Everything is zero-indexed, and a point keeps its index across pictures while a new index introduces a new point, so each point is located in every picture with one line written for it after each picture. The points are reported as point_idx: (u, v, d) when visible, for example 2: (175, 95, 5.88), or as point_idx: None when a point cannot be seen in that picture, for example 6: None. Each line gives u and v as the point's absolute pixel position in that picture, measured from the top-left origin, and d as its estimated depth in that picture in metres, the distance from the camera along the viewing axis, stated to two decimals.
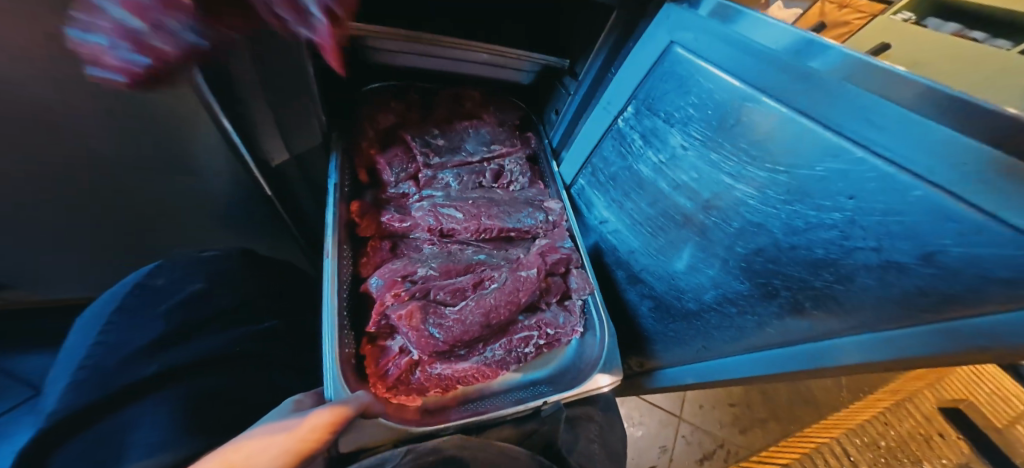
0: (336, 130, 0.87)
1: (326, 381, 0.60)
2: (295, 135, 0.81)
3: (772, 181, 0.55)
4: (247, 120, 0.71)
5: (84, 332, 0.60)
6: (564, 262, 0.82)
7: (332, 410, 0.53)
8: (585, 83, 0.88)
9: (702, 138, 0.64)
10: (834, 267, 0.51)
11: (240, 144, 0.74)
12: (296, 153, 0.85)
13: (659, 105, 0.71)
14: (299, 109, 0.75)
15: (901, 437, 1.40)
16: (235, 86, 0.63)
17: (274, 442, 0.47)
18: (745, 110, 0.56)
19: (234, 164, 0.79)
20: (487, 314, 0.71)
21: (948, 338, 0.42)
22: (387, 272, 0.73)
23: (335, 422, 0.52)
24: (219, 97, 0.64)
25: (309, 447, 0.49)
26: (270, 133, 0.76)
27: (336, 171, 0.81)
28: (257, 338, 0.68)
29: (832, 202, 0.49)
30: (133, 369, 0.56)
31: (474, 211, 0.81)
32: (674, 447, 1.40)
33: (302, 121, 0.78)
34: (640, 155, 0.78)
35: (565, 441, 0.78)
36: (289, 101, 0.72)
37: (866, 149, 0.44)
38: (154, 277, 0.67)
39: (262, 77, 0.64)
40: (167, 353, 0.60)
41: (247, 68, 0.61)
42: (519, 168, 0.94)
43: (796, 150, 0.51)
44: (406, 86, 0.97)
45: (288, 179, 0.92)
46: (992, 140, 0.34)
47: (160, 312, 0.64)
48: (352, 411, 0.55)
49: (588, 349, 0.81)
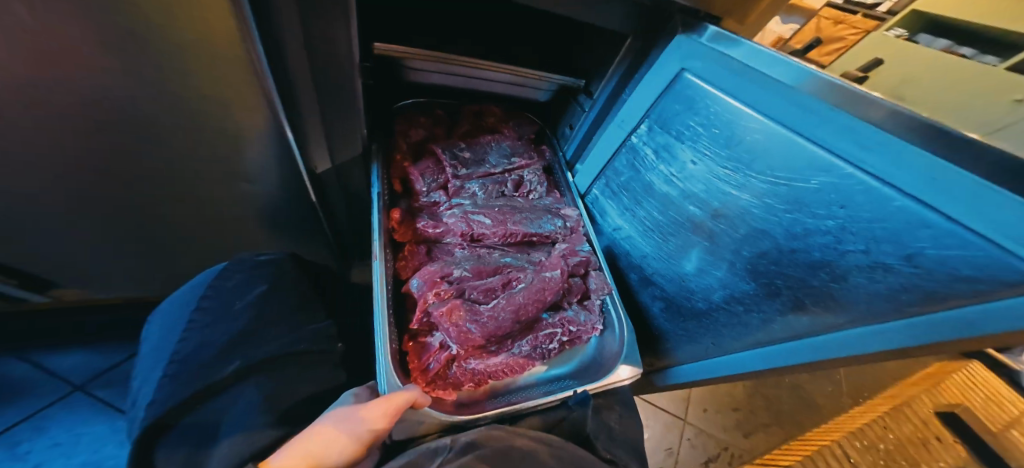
0: (376, 143, 0.93)
1: (380, 375, 0.65)
2: (340, 148, 0.84)
3: (773, 192, 0.64)
4: (300, 131, 0.75)
5: (161, 327, 0.64)
6: (585, 265, 0.92)
7: (386, 403, 0.57)
8: (600, 101, 0.95)
9: (710, 153, 0.72)
10: (830, 268, 0.59)
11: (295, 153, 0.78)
12: (337, 164, 0.88)
13: (671, 124, 0.79)
14: (347, 121, 0.78)
15: (900, 441, 1.48)
16: (296, 100, 0.69)
17: (342, 432, 0.54)
18: (748, 130, 0.65)
19: (283, 172, 0.81)
20: (516, 311, 0.78)
21: (929, 326, 0.49)
22: (427, 273, 0.78)
23: (390, 415, 0.57)
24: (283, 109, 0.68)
25: (372, 434, 0.56)
26: (317, 143, 0.80)
27: (379, 182, 0.86)
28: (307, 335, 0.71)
29: (826, 211, 0.57)
30: (209, 363, 0.58)
31: (501, 218, 0.89)
32: (680, 448, 1.46)
33: (347, 132, 0.81)
34: (652, 168, 0.86)
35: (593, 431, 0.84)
36: (340, 116, 0.77)
37: (854, 166, 0.52)
38: (225, 279, 0.69)
39: (315, 82, 0.67)
40: (237, 347, 0.61)
41: (308, 81, 0.66)
42: (537, 178, 1.01)
43: (795, 165, 0.59)
44: (432, 103, 1.04)
45: (329, 193, 0.96)
46: (962, 163, 0.41)
47: (240, 310, 0.65)
48: (404, 404, 0.60)
49: (608, 344, 0.89)
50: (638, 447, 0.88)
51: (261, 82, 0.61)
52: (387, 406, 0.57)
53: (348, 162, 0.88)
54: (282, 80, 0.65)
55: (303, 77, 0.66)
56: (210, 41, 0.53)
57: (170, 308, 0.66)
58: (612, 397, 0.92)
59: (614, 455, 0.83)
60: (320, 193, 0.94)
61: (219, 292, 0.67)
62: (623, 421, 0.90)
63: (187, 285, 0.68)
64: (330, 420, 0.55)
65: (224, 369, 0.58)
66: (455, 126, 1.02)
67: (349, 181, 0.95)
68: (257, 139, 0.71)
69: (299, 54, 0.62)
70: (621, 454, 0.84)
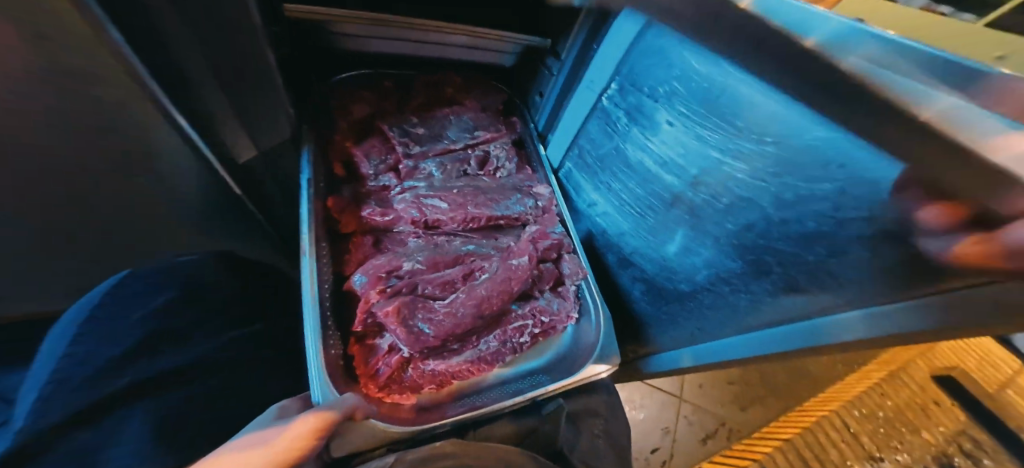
0: (308, 124, 0.81)
1: (313, 385, 0.59)
2: (266, 133, 0.73)
3: (760, 154, 0.54)
4: (207, 118, 0.63)
5: (53, 340, 0.58)
6: (556, 248, 0.83)
7: (317, 416, 0.53)
8: (567, 62, 0.83)
9: (688, 113, 0.61)
10: (828, 240, 0.50)
11: (201, 143, 0.66)
12: (265, 150, 0.76)
13: (643, 81, 0.68)
14: (263, 101, 0.66)
15: (897, 407, 1.42)
16: (192, 83, 0.56)
17: (253, 455, 0.45)
18: (728, 82, 0.54)
19: (196, 168, 0.70)
20: (479, 305, 0.71)
21: (932, 310, 0.41)
22: (371, 267, 0.70)
23: (321, 427, 0.52)
24: (170, 92, 0.55)
25: (293, 453, 0.48)
26: (238, 134, 0.69)
27: (310, 166, 0.76)
28: (230, 344, 0.66)
29: (822, 173, 0.48)
30: (103, 381, 0.55)
31: (459, 201, 0.79)
32: (677, 428, 1.42)
33: (270, 118, 0.70)
34: (626, 134, 0.75)
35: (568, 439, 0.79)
36: (255, 96, 0.65)
37: (854, 116, 0.43)
38: (125, 286, 0.65)
39: (221, 73, 0.57)
40: (140, 362, 0.59)
41: (198, 60, 0.53)
42: (505, 153, 0.91)
43: (782, 121, 0.50)
44: (379, 74, 0.93)
45: (262, 186, 0.87)
46: None
47: (135, 321, 0.62)
48: (338, 415, 0.55)
49: (584, 333, 0.82)
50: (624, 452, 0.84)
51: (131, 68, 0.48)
52: (317, 421, 0.52)
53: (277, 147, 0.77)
54: (177, 80, 0.55)
55: (202, 69, 0.55)
56: (60, 58, 0.43)
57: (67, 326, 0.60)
58: (596, 400, 0.86)
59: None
60: (251, 185, 0.84)
61: (113, 299, 0.62)
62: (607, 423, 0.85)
63: (84, 296, 0.63)
64: (247, 439, 0.48)
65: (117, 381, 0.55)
66: (408, 99, 0.91)
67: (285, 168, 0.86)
68: (153, 135, 0.59)
69: (192, 45, 0.51)
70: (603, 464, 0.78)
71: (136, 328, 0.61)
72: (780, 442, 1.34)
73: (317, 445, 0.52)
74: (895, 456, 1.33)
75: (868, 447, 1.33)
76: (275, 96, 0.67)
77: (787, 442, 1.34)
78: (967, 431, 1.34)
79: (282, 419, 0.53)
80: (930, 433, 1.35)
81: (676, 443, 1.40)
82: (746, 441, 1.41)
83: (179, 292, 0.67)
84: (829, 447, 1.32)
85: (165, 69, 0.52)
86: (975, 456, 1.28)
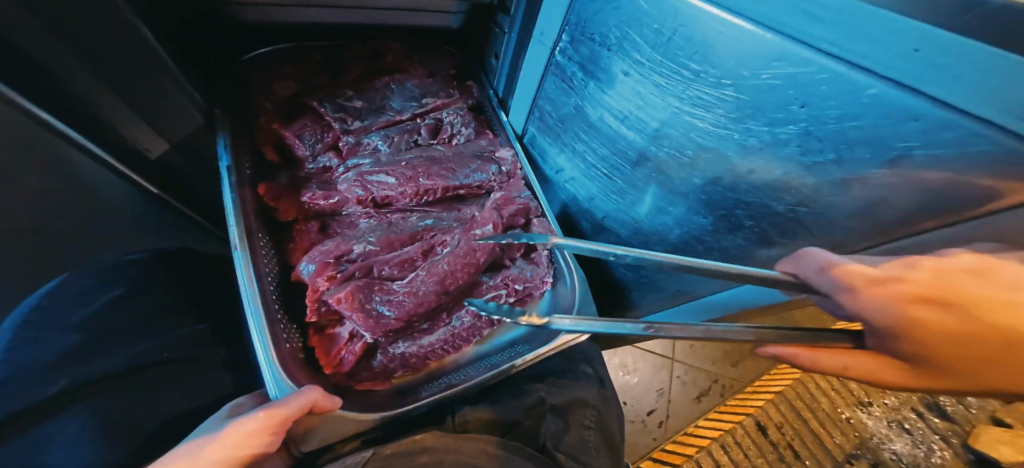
0: (221, 107, 0.76)
1: (268, 381, 0.56)
2: (163, 119, 0.72)
3: (719, 99, 0.50)
4: (88, 107, 0.64)
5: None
6: (524, 213, 0.79)
7: (266, 414, 0.48)
8: (518, 16, 0.78)
9: (643, 61, 0.57)
10: (796, 188, 0.47)
11: (83, 139, 0.67)
12: (177, 141, 0.77)
13: (593, 29, 0.63)
14: (153, 87, 0.67)
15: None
16: (58, 76, 0.57)
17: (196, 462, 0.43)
18: (678, 19, 0.49)
19: (97, 165, 0.71)
20: (442, 281, 0.68)
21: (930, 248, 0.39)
22: (318, 254, 0.69)
23: (272, 426, 0.48)
24: (25, 89, 0.56)
25: (242, 455, 0.46)
26: (127, 118, 0.69)
27: (229, 153, 0.71)
28: (181, 344, 0.63)
29: (785, 114, 0.44)
30: (40, 387, 0.54)
31: (409, 173, 0.78)
32: (671, 388, 1.43)
33: (169, 106, 0.71)
34: (584, 91, 0.71)
35: (553, 433, 0.79)
36: (140, 79, 0.65)
37: (812, 48, 0.39)
38: (68, 286, 0.65)
39: (88, 57, 0.58)
40: (81, 365, 0.57)
41: (53, 46, 0.54)
42: (460, 119, 0.90)
43: (740, 60, 0.45)
44: (305, 46, 0.88)
45: (185, 177, 0.85)
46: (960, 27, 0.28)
47: (77, 321, 0.61)
48: (294, 411, 0.50)
49: (561, 298, 0.78)
50: (613, 443, 0.82)
51: None
52: (267, 419, 0.48)
53: (190, 133, 0.78)
54: (36, 75, 0.56)
55: (57, 52, 0.55)
56: None
57: (13, 333, 0.60)
58: (586, 391, 0.84)
59: (582, 461, 0.76)
60: (171, 184, 0.85)
61: (52, 301, 0.63)
62: (598, 411, 0.83)
63: (21, 306, 0.63)
64: (189, 449, 0.44)
65: (49, 388, 0.54)
66: (342, 73, 0.87)
67: (212, 162, 0.86)
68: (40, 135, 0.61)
69: (36, 30, 0.52)
70: (591, 458, 0.77)
71: (77, 329, 0.60)
72: (772, 394, 1.37)
73: (273, 442, 0.49)
74: (884, 400, 1.37)
75: (858, 393, 1.38)
76: (158, 76, 0.66)
77: (778, 394, 1.37)
78: None
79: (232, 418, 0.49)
80: None
81: (670, 403, 1.41)
82: (739, 396, 1.44)
83: (131, 288, 0.66)
84: (820, 396, 1.37)
85: (12, 62, 0.53)
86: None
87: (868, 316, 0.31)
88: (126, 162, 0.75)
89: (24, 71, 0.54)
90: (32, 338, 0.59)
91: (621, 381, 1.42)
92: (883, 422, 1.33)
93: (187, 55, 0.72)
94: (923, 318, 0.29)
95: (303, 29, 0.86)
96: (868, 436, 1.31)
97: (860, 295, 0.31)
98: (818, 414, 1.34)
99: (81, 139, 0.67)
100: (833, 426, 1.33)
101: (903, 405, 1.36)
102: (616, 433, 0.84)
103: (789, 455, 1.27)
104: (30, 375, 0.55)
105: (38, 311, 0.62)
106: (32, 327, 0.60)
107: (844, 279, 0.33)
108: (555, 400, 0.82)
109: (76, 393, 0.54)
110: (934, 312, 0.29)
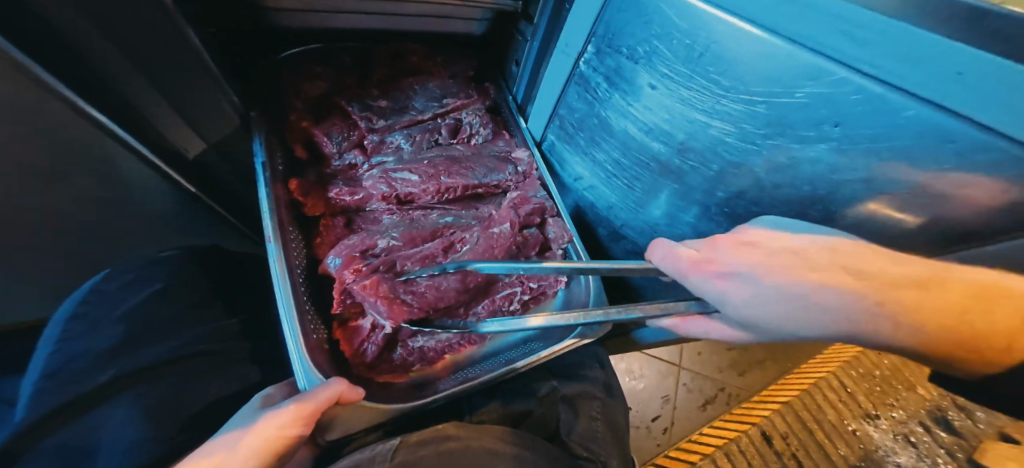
0: (257, 110, 0.79)
1: (297, 370, 0.57)
2: (203, 118, 0.72)
3: (750, 114, 0.50)
4: (129, 105, 0.63)
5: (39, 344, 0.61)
6: (539, 212, 0.81)
7: (296, 404, 0.49)
8: (542, 25, 0.79)
9: (669, 73, 0.57)
10: (823, 205, 0.48)
11: (129, 136, 0.66)
12: (213, 142, 0.78)
13: (621, 41, 0.63)
14: (190, 82, 0.66)
15: (893, 366, 1.48)
16: (104, 75, 0.57)
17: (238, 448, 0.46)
18: (711, 36, 0.50)
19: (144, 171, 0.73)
20: (462, 278, 0.71)
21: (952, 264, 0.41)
22: (344, 248, 0.70)
23: (303, 416, 0.49)
24: (73, 86, 0.56)
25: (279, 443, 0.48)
26: (165, 111, 0.67)
27: (263, 149, 0.73)
28: (215, 337, 0.65)
29: (816, 132, 0.45)
30: (89, 377, 0.56)
31: (430, 172, 0.79)
32: (676, 395, 1.42)
33: (208, 103, 0.71)
34: (606, 101, 0.71)
35: (564, 421, 0.80)
36: (182, 77, 0.64)
37: (850, 70, 0.39)
38: (108, 282, 0.66)
39: (135, 57, 0.58)
40: (124, 356, 0.59)
41: (99, 45, 0.54)
42: (479, 120, 0.91)
43: (772, 77, 0.46)
44: (334, 48, 0.89)
45: (218, 177, 0.85)
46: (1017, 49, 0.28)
47: (118, 315, 0.63)
48: (322, 402, 0.51)
49: (576, 295, 0.80)
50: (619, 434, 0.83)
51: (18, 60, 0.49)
52: (298, 411, 0.49)
53: (225, 136, 0.78)
54: (83, 70, 0.55)
55: (101, 45, 0.54)
56: None
57: (65, 326, 0.62)
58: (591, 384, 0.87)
59: (591, 450, 0.76)
60: (206, 184, 0.85)
61: (99, 295, 0.65)
62: (603, 403, 0.85)
63: (68, 300, 0.65)
64: (231, 436, 0.48)
65: (99, 377, 0.56)
66: (367, 73, 0.89)
67: (244, 163, 0.87)
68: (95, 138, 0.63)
69: (90, 32, 0.52)
70: (600, 447, 0.76)
71: (121, 323, 0.62)
72: (778, 405, 1.38)
73: (303, 432, 0.50)
74: (891, 413, 1.38)
75: (865, 405, 1.39)
76: (198, 78, 0.66)
77: (784, 405, 1.38)
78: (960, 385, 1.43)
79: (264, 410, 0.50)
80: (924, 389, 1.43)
81: (676, 410, 1.39)
82: (745, 405, 1.41)
83: (169, 282, 0.68)
84: (826, 407, 1.37)
85: (64, 59, 0.53)
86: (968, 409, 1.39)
87: (706, 292, 0.42)
88: (165, 160, 0.74)
89: (72, 68, 0.54)
90: (84, 330, 0.61)
91: (627, 386, 1.41)
92: (889, 435, 1.34)
93: (223, 58, 0.72)
94: (733, 287, 0.40)
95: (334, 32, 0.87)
96: (873, 448, 1.31)
97: (688, 275, 0.43)
98: (823, 425, 1.34)
99: (125, 136, 0.66)
100: (839, 437, 1.33)
101: (910, 419, 1.37)
102: (623, 428, 0.85)
103: (793, 464, 1.28)
104: (81, 365, 0.57)
105: (85, 306, 0.63)
106: (71, 321, 0.62)
107: (678, 265, 0.44)
108: (565, 390, 0.85)
109: (123, 380, 0.56)
110: (744, 283, 0.39)
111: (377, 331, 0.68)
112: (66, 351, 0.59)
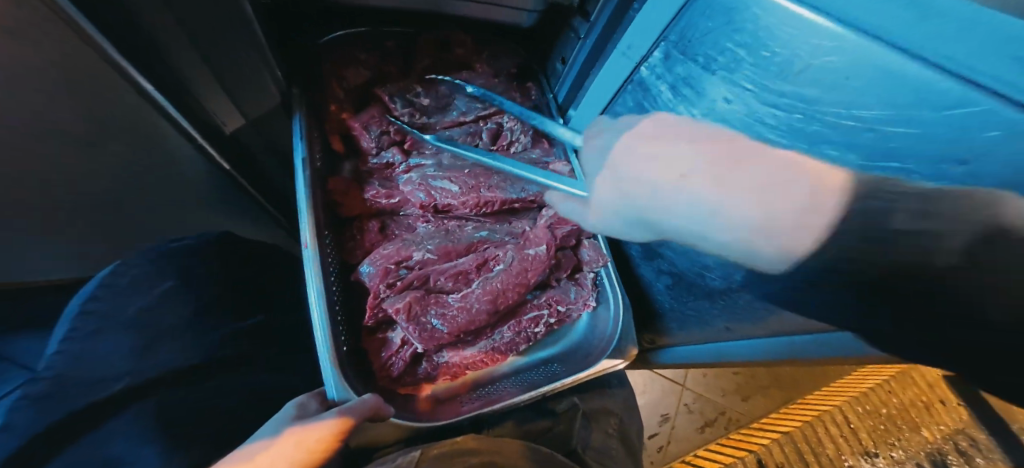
0: (297, 86, 0.75)
1: (327, 380, 0.57)
2: (244, 93, 0.68)
3: (845, 140, 0.45)
4: (178, 75, 0.59)
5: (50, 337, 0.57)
6: (575, 234, 0.77)
7: (337, 418, 0.50)
8: (599, 23, 0.75)
9: (752, 86, 0.53)
10: None
11: (178, 116, 0.62)
12: (252, 119, 0.75)
13: (696, 48, 0.59)
14: (237, 51, 0.61)
15: (901, 405, 1.36)
16: (160, 41, 0.54)
17: (280, 456, 0.44)
18: (812, 51, 0.45)
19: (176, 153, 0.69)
20: (494, 300, 0.69)
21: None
22: (379, 258, 0.69)
23: (342, 430, 0.49)
24: (126, 53, 0.51)
25: (317, 457, 0.47)
26: (210, 91, 0.64)
27: (304, 142, 0.68)
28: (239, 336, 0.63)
29: (929, 171, 0.37)
30: None
31: (471, 182, 0.75)
32: (676, 414, 1.40)
33: (254, 81, 0.67)
34: (669, 111, 0.67)
35: (581, 437, 0.78)
36: (236, 55, 0.61)
37: (996, 99, 0.31)
38: (118, 276, 0.59)
39: (186, 24, 0.53)
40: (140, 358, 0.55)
41: (157, 8, 0.50)
42: (520, 126, 0.85)
43: (885, 102, 0.40)
44: (379, 32, 0.85)
45: (253, 153, 0.81)
46: None
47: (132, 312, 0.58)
48: (358, 417, 0.52)
49: (601, 323, 0.76)
50: (635, 453, 0.83)
51: (81, 32, 0.45)
52: (338, 424, 0.49)
53: (264, 113, 0.75)
54: (137, 37, 0.52)
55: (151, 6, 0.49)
56: None
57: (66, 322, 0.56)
58: (610, 400, 0.86)
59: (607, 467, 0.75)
60: (241, 160, 0.81)
61: (107, 292, 0.57)
62: (620, 420, 0.85)
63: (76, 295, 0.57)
64: (262, 447, 0.45)
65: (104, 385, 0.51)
66: (412, 64, 0.85)
67: (278, 142, 0.83)
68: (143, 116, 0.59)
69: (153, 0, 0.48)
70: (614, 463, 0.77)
71: (132, 327, 0.56)
72: (778, 434, 1.33)
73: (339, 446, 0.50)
74: (890, 452, 1.29)
75: (865, 442, 1.30)
76: (249, 56, 0.62)
77: (784, 435, 1.32)
78: (965, 431, 1.31)
79: (301, 421, 0.49)
80: (930, 433, 1.31)
81: (674, 429, 1.39)
82: (744, 431, 1.39)
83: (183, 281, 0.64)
84: (826, 441, 1.30)
85: (120, 24, 0.49)
86: (969, 455, 1.26)
87: None
88: (205, 135, 0.70)
89: (131, 38, 0.51)
90: (92, 330, 0.53)
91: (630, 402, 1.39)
92: None
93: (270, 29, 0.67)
94: None
95: (379, 13, 0.83)
96: None
97: None
98: (820, 460, 1.27)
99: (172, 111, 0.61)
100: None
101: (908, 460, 1.28)
102: (638, 447, 0.85)
103: None
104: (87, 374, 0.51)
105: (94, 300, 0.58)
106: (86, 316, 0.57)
107: None
108: (585, 407, 0.82)
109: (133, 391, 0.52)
110: None
111: (407, 348, 0.68)
112: (71, 353, 0.51)
